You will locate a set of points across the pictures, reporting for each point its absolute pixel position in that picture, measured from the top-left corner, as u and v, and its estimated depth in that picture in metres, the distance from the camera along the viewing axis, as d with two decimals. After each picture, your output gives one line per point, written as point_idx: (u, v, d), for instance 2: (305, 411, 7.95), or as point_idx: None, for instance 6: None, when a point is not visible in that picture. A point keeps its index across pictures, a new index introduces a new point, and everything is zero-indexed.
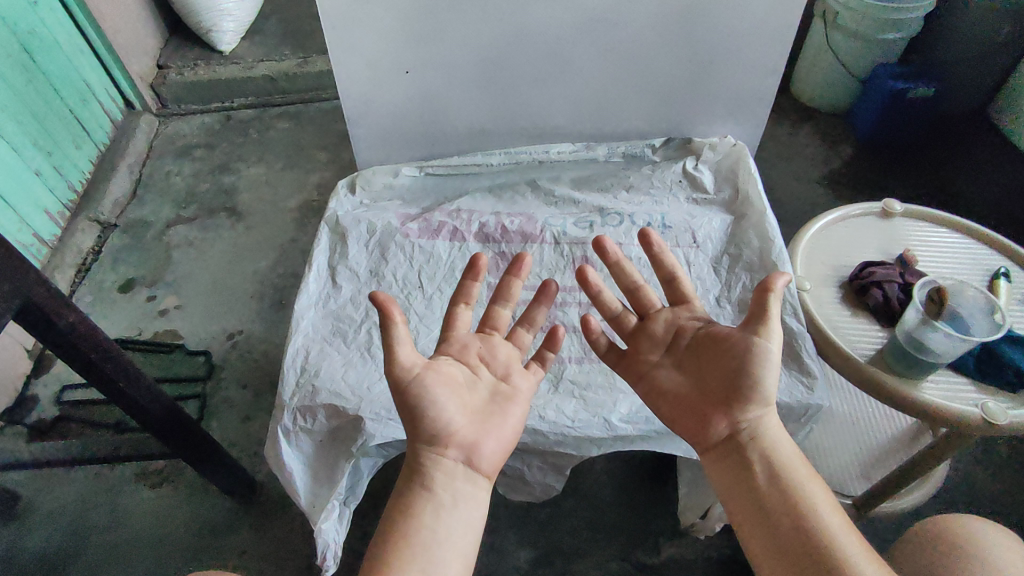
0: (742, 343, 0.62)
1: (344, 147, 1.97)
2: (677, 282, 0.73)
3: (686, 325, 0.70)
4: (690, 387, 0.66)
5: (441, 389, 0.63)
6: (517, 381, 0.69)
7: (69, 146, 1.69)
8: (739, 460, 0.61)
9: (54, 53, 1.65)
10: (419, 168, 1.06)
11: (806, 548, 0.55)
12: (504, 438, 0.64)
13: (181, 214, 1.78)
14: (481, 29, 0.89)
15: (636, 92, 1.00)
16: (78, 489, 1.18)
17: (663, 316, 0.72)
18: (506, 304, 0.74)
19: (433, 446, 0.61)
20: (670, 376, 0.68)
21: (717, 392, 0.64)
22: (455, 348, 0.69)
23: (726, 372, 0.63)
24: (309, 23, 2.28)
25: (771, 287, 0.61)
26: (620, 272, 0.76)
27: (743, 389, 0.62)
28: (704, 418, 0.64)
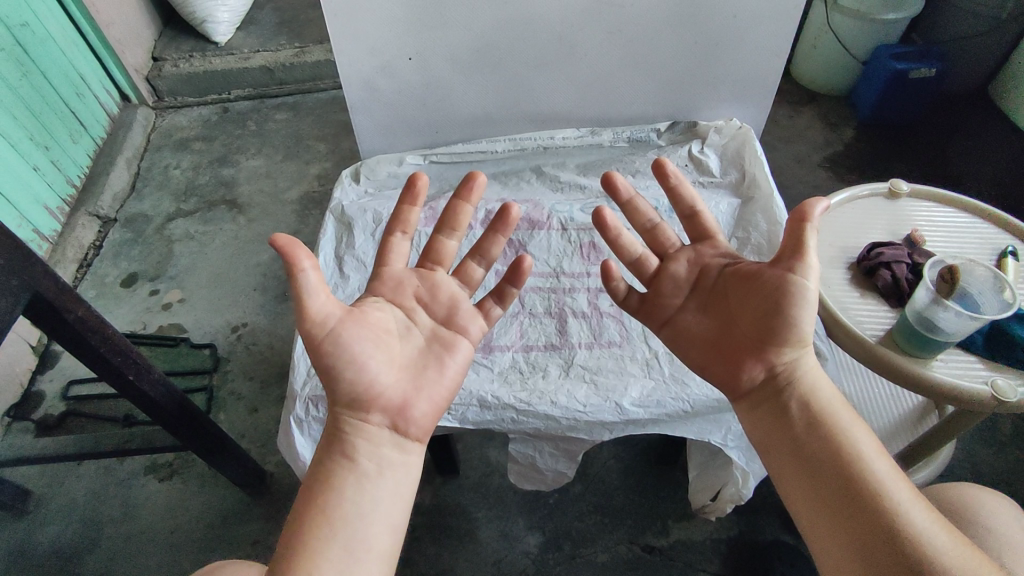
0: (775, 278, 0.59)
1: (344, 137, 1.96)
2: (697, 218, 0.72)
3: (710, 263, 0.68)
4: (712, 329, 0.65)
5: (364, 343, 0.59)
6: (463, 323, 0.66)
7: (66, 140, 1.67)
8: (773, 407, 0.60)
9: (48, 47, 1.63)
10: (422, 156, 1.06)
11: (852, 496, 0.53)
12: (438, 396, 0.62)
13: (181, 207, 1.78)
14: (485, 14, 0.88)
15: (641, 76, 1.00)
16: (88, 484, 1.19)
17: (685, 256, 0.70)
18: (451, 232, 0.70)
19: (354, 411, 0.58)
20: (695, 318, 0.67)
21: (747, 337, 0.61)
22: (390, 288, 0.66)
23: (760, 314, 0.60)
24: (304, 12, 2.26)
25: (809, 217, 0.58)
26: (633, 213, 0.74)
27: (774, 330, 0.59)
28: (736, 365, 0.62)
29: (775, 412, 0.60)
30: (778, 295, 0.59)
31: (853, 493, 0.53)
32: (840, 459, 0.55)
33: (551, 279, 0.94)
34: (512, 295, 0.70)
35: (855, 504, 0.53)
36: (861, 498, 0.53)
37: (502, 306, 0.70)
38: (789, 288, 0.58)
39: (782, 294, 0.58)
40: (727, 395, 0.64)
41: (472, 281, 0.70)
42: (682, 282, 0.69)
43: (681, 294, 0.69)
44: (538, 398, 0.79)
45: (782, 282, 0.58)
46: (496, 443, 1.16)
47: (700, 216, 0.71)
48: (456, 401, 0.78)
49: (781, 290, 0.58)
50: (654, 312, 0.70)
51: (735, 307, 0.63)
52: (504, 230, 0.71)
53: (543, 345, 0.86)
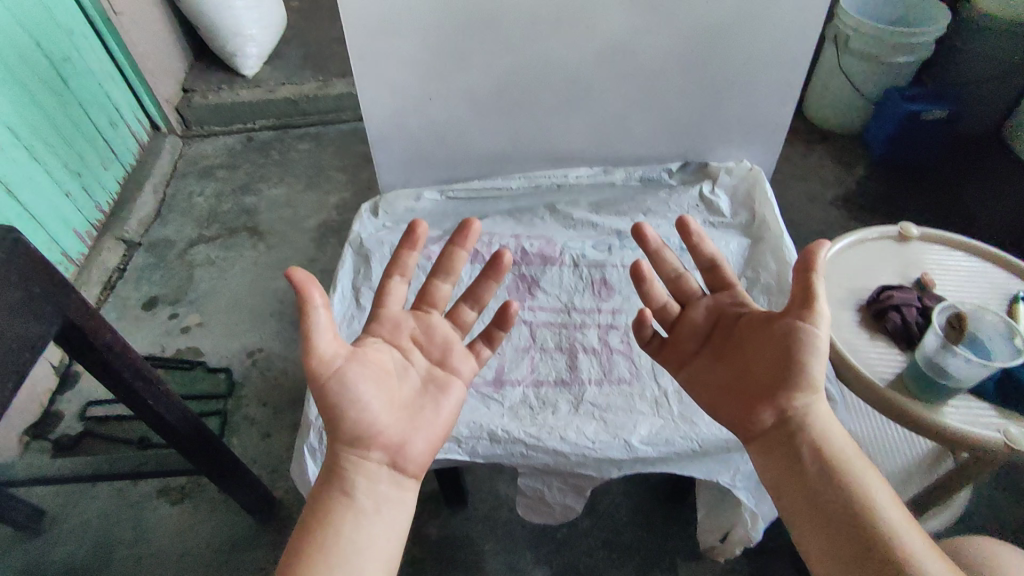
0: (788, 326, 0.61)
1: (363, 168, 2.01)
2: (717, 271, 0.73)
3: (726, 311, 0.69)
4: (727, 374, 0.65)
5: (366, 383, 0.60)
6: (456, 364, 0.68)
7: (98, 167, 1.74)
8: (786, 452, 0.60)
9: (86, 79, 1.71)
10: (440, 192, 1.07)
11: (866, 544, 0.53)
12: (433, 433, 0.63)
13: (203, 233, 1.83)
14: (504, 58, 0.91)
15: (655, 116, 1.02)
16: (101, 506, 1.20)
17: (704, 304, 0.71)
18: (445, 277, 0.71)
19: (354, 447, 0.59)
20: (709, 363, 0.68)
21: (758, 381, 0.63)
22: (387, 329, 0.67)
23: (773, 360, 0.61)
24: (329, 47, 2.35)
25: (815, 266, 0.60)
26: (658, 262, 0.75)
27: (785, 375, 0.61)
28: (748, 408, 0.63)
29: (789, 458, 0.60)
30: (789, 340, 0.60)
31: (867, 541, 0.53)
32: (854, 507, 0.55)
33: (562, 315, 0.95)
34: (501, 338, 0.73)
35: (869, 555, 0.53)
36: (875, 546, 0.53)
37: (490, 348, 0.73)
38: (800, 335, 0.60)
39: (793, 340, 0.60)
40: (740, 439, 0.65)
41: (465, 324, 0.72)
42: (697, 328, 0.70)
43: (696, 340, 0.70)
44: (547, 433, 0.80)
45: (793, 329, 0.60)
46: (505, 475, 1.16)
47: (720, 267, 0.72)
48: (466, 434, 0.79)
49: (791, 335, 0.60)
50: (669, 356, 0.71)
51: (746, 351, 0.64)
52: (496, 276, 0.72)
53: (553, 381, 0.87)
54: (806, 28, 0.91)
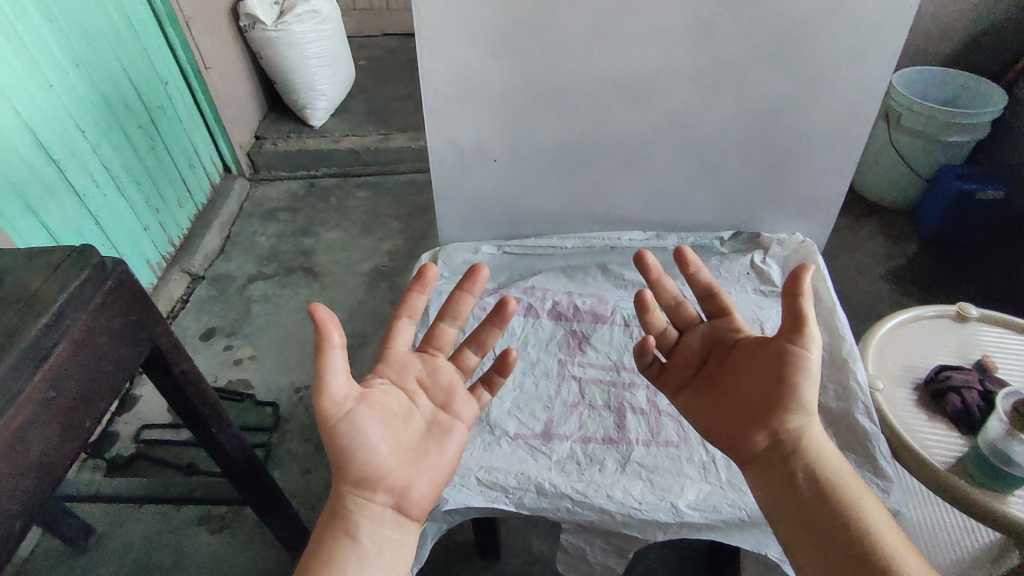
0: (780, 349, 0.64)
1: (416, 218, 2.11)
2: (714, 297, 0.76)
3: (722, 337, 0.73)
4: (723, 398, 0.69)
5: (373, 425, 0.63)
6: (458, 408, 0.72)
7: (174, 204, 1.88)
8: (780, 471, 0.63)
9: (174, 125, 1.88)
10: (497, 246, 1.11)
11: (859, 558, 0.55)
12: (436, 477, 0.66)
13: (262, 270, 1.93)
14: (568, 126, 0.97)
15: (707, 186, 1.06)
16: (145, 529, 1.24)
17: (701, 330, 0.76)
18: (451, 320, 0.75)
19: (360, 490, 0.61)
20: (706, 387, 0.72)
21: (752, 404, 0.66)
22: (395, 371, 0.70)
23: (765, 383, 0.65)
24: (392, 104, 2.50)
25: (800, 292, 0.64)
26: (658, 289, 0.78)
27: (777, 397, 0.64)
28: (743, 430, 0.66)
29: (783, 477, 0.63)
30: (780, 363, 0.64)
31: (860, 555, 0.55)
32: (848, 525, 0.58)
33: (611, 373, 0.96)
34: (499, 383, 0.78)
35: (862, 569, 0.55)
36: (869, 560, 0.55)
37: (490, 392, 0.78)
38: (791, 358, 0.63)
39: (786, 363, 0.64)
40: (737, 462, 0.68)
41: (467, 368, 0.77)
42: (694, 353, 0.75)
43: (693, 366, 0.74)
44: (594, 490, 0.80)
45: (784, 351, 0.64)
46: (540, 530, 1.15)
47: (718, 296, 0.75)
48: (515, 485, 0.81)
49: (783, 359, 0.64)
50: (669, 381, 0.76)
51: (740, 375, 0.68)
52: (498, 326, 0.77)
53: (601, 438, 0.88)
54: (861, 111, 0.94)
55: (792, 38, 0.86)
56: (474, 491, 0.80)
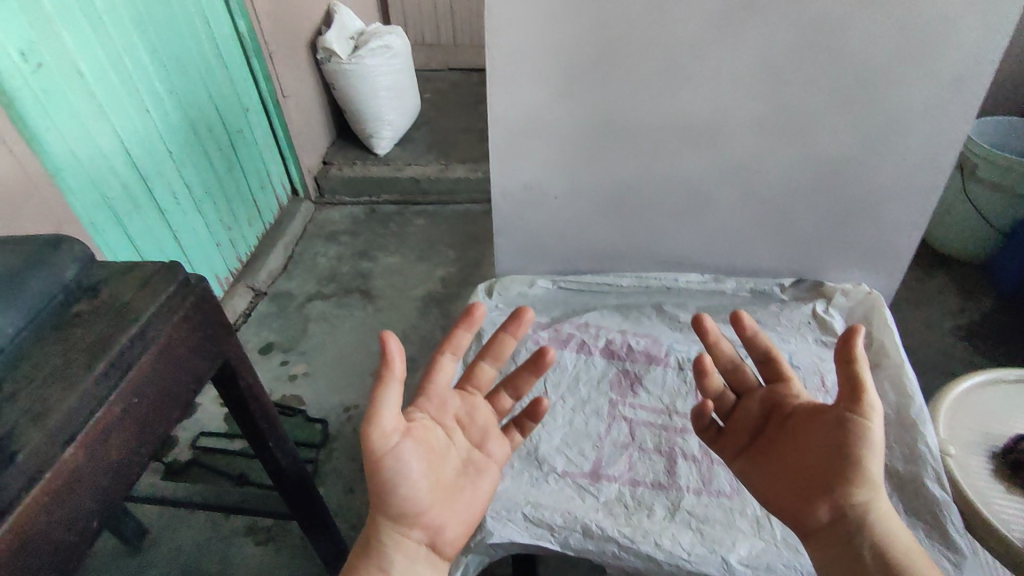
0: (841, 418, 0.63)
1: (471, 247, 2.15)
2: (771, 362, 0.76)
3: (781, 403, 0.72)
4: (783, 466, 0.68)
5: (416, 461, 0.63)
6: (492, 448, 0.74)
7: (245, 223, 1.99)
8: (844, 547, 0.61)
9: (250, 149, 2.01)
10: (553, 281, 1.12)
11: None
12: (468, 515, 0.68)
13: (321, 290, 2.00)
14: (629, 166, 0.98)
15: (770, 232, 1.04)
16: (195, 534, 1.28)
17: (760, 396, 0.75)
18: (491, 361, 0.76)
19: (397, 525, 0.62)
20: (766, 454, 0.71)
21: (813, 474, 0.65)
22: (433, 406, 0.70)
23: (826, 452, 0.64)
24: (454, 136, 2.59)
25: (853, 359, 0.64)
26: (714, 351, 0.78)
27: (839, 468, 0.63)
28: (806, 502, 0.65)
29: (848, 553, 0.61)
30: (841, 431, 0.63)
31: None
32: None
33: (663, 416, 0.95)
34: (531, 428, 0.79)
35: None
36: None
37: (522, 435, 0.79)
38: (852, 427, 0.62)
39: (846, 431, 0.63)
40: (799, 536, 0.66)
41: (501, 409, 0.79)
42: (752, 419, 0.74)
43: (752, 432, 0.74)
44: (642, 536, 0.79)
45: (844, 420, 0.63)
46: (579, 571, 1.13)
47: (775, 361, 0.75)
48: (560, 524, 0.80)
49: (845, 428, 0.63)
50: (728, 447, 0.75)
51: (799, 443, 0.67)
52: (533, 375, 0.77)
53: (650, 482, 0.86)
54: (936, 163, 0.92)
55: (864, 89, 0.86)
56: (519, 527, 0.80)
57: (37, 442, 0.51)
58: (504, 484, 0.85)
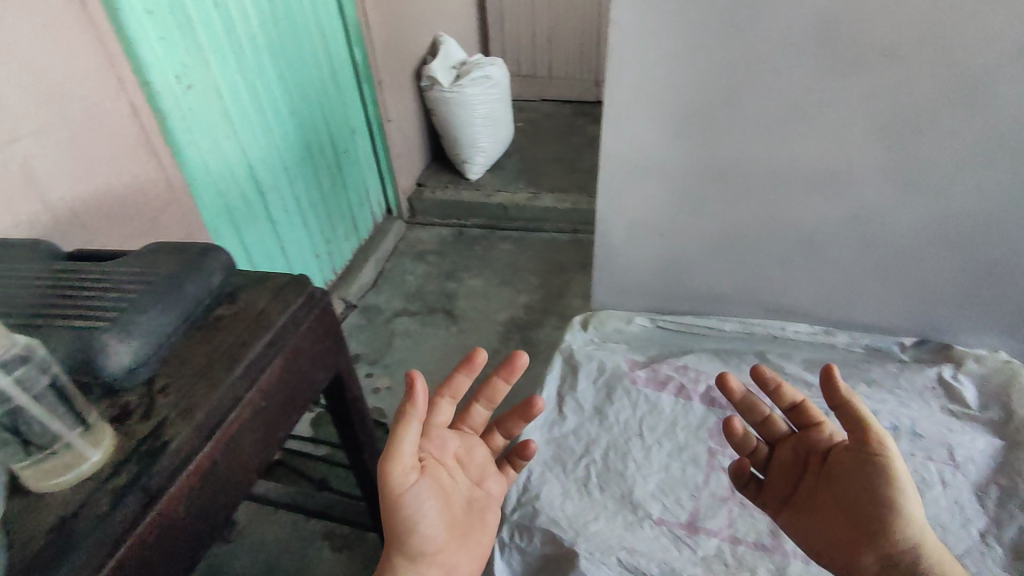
0: (866, 461, 0.68)
1: (555, 276, 2.16)
2: (800, 409, 0.78)
3: (814, 449, 0.76)
4: (823, 517, 0.72)
5: (430, 499, 0.62)
6: (490, 487, 0.73)
7: (343, 237, 2.09)
8: None
9: (354, 168, 2.13)
10: (651, 319, 1.11)
11: None
12: (477, 555, 0.68)
13: (407, 307, 2.06)
14: (742, 210, 0.96)
15: (890, 284, 1.00)
16: (278, 532, 1.33)
17: (791, 443, 0.79)
18: (484, 404, 0.74)
19: (414, 566, 0.61)
20: (807, 506, 0.74)
21: (855, 522, 0.68)
22: (435, 445, 0.68)
23: (861, 498, 0.68)
24: (543, 165, 2.63)
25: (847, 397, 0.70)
26: (748, 406, 0.81)
27: (878, 513, 0.67)
28: (852, 551, 0.68)
29: None
30: (870, 475, 0.67)
31: None
32: None
33: None
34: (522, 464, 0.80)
35: None
36: None
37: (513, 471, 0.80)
38: (879, 469, 0.67)
39: (878, 477, 0.67)
40: None
41: (495, 450, 0.78)
42: (788, 469, 0.78)
43: (792, 482, 0.77)
44: None
45: (868, 462, 0.68)
46: None
47: (803, 408, 0.77)
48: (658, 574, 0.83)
49: (872, 472, 0.67)
50: (771, 500, 0.78)
51: (836, 494, 0.71)
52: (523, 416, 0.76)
53: (753, 542, 0.85)
54: None
55: (1008, 143, 0.81)
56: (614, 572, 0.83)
57: (188, 436, 0.55)
58: (599, 526, 0.88)
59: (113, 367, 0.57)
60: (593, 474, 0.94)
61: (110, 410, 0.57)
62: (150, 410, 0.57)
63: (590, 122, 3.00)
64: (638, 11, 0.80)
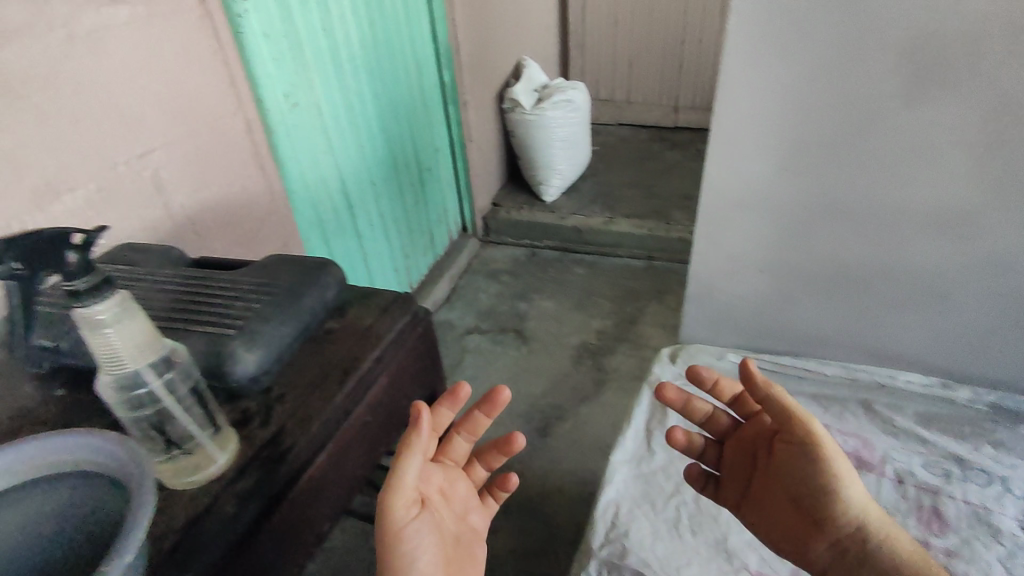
0: (798, 447, 0.72)
1: (629, 303, 2.13)
2: (743, 401, 0.84)
3: (758, 440, 0.81)
4: (774, 508, 0.77)
5: (426, 537, 0.61)
6: (474, 522, 0.71)
7: (420, 253, 2.14)
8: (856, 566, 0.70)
9: (435, 186, 2.18)
10: (744, 357, 1.08)
11: None
12: None
13: (479, 325, 2.08)
14: (853, 246, 0.93)
15: (1014, 332, 0.95)
16: (349, 540, 1.36)
17: (739, 436, 0.84)
18: (465, 437, 0.72)
19: None
20: (763, 500, 0.78)
21: (802, 507, 0.74)
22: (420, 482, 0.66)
23: (803, 484, 0.73)
24: (619, 190, 2.61)
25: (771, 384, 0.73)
26: (691, 410, 0.84)
27: (820, 493, 0.71)
28: (807, 537, 0.74)
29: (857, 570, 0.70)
30: (804, 460, 0.72)
31: None
32: None
33: None
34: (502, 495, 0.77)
35: None
36: None
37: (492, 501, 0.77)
38: (809, 451, 0.71)
39: (810, 466, 0.71)
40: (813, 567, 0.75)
41: (476, 483, 0.75)
42: (741, 462, 0.82)
43: (746, 476, 0.82)
44: None
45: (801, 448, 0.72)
46: None
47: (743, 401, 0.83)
48: None
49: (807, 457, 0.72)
50: (733, 492, 0.83)
51: (779, 483, 0.76)
52: (504, 453, 0.73)
53: None
54: None
55: None
56: None
57: (304, 447, 0.57)
58: (691, 570, 0.89)
59: (239, 374, 0.59)
60: (683, 516, 0.96)
61: (231, 415, 0.60)
62: (268, 418, 0.59)
63: (668, 148, 2.95)
64: (751, 42, 0.81)
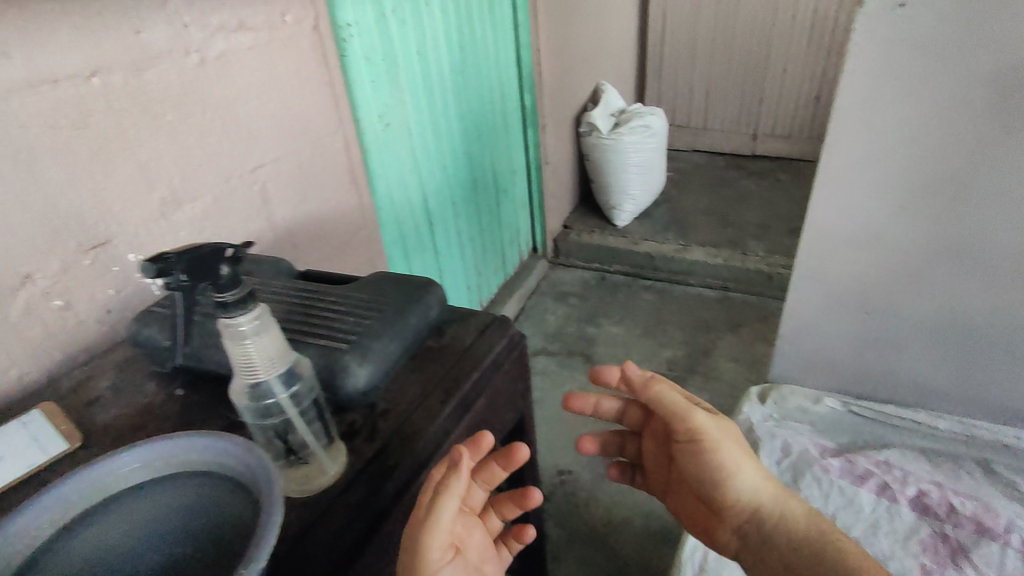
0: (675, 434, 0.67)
1: (701, 333, 2.07)
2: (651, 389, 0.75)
3: (659, 431, 0.73)
4: (681, 502, 0.72)
5: None
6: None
7: (492, 272, 2.17)
8: (760, 555, 0.63)
9: (510, 206, 2.21)
10: (843, 402, 1.02)
11: None
12: None
13: (546, 346, 2.08)
14: (978, 288, 0.88)
15: None
16: None
17: (648, 431, 0.75)
18: (484, 487, 0.62)
19: None
20: (672, 493, 0.73)
21: (700, 497, 0.68)
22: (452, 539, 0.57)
23: (691, 471, 0.67)
24: (693, 217, 2.56)
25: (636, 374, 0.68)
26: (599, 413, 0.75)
27: (708, 479, 0.66)
28: (712, 528, 0.68)
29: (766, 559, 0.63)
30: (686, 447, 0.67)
31: None
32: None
33: None
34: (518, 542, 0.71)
35: None
36: None
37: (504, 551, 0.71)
38: (686, 437, 0.66)
39: (701, 458, 0.65)
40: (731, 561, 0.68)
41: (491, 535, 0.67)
42: (656, 457, 0.74)
43: (660, 472, 0.74)
44: None
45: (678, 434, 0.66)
46: None
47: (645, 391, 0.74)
48: None
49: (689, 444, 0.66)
50: (654, 484, 0.76)
51: (681, 476, 0.70)
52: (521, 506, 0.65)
53: None
54: None
55: None
56: None
57: (411, 465, 0.58)
58: None
59: (350, 387, 0.62)
60: None
61: (339, 427, 0.62)
62: (374, 432, 0.61)
63: (745, 176, 2.88)
64: (876, 78, 0.79)
